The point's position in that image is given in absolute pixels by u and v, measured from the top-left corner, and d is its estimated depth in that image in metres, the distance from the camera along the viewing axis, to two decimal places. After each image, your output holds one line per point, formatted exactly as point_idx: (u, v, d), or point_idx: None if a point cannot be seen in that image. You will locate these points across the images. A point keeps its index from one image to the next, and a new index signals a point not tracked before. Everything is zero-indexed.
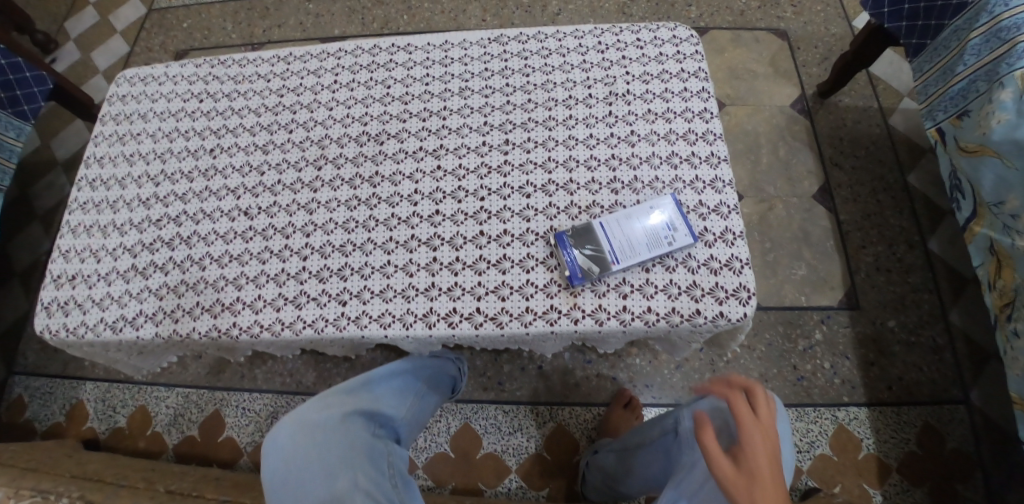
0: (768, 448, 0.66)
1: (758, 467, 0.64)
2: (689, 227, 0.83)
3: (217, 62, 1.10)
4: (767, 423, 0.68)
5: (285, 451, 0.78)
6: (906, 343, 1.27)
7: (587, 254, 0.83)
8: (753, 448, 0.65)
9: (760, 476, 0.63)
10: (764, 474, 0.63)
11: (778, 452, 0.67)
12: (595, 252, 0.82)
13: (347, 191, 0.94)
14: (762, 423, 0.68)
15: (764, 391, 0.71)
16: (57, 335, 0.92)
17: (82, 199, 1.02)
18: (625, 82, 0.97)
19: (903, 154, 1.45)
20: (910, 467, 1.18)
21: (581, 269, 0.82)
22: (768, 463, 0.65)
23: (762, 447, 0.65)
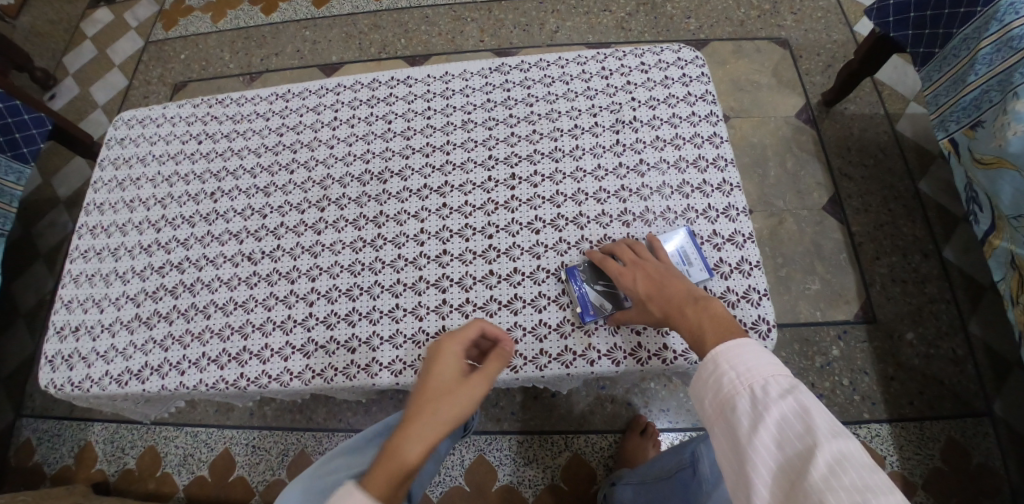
0: (653, 274, 0.77)
1: (663, 292, 0.74)
2: (704, 261, 0.82)
3: (215, 101, 1.08)
4: (646, 255, 0.80)
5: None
6: (926, 355, 1.25)
7: (599, 290, 0.83)
8: (643, 286, 0.76)
9: (661, 300, 0.74)
10: (666, 292, 0.74)
11: (671, 269, 0.78)
12: (607, 288, 0.82)
13: (352, 233, 0.94)
14: (641, 258, 0.80)
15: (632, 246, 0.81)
16: (61, 389, 0.91)
17: (83, 247, 1.00)
18: (631, 109, 0.96)
19: (913, 161, 1.42)
20: (936, 484, 1.15)
21: (593, 305, 0.82)
22: (658, 282, 0.76)
23: (648, 277, 0.77)
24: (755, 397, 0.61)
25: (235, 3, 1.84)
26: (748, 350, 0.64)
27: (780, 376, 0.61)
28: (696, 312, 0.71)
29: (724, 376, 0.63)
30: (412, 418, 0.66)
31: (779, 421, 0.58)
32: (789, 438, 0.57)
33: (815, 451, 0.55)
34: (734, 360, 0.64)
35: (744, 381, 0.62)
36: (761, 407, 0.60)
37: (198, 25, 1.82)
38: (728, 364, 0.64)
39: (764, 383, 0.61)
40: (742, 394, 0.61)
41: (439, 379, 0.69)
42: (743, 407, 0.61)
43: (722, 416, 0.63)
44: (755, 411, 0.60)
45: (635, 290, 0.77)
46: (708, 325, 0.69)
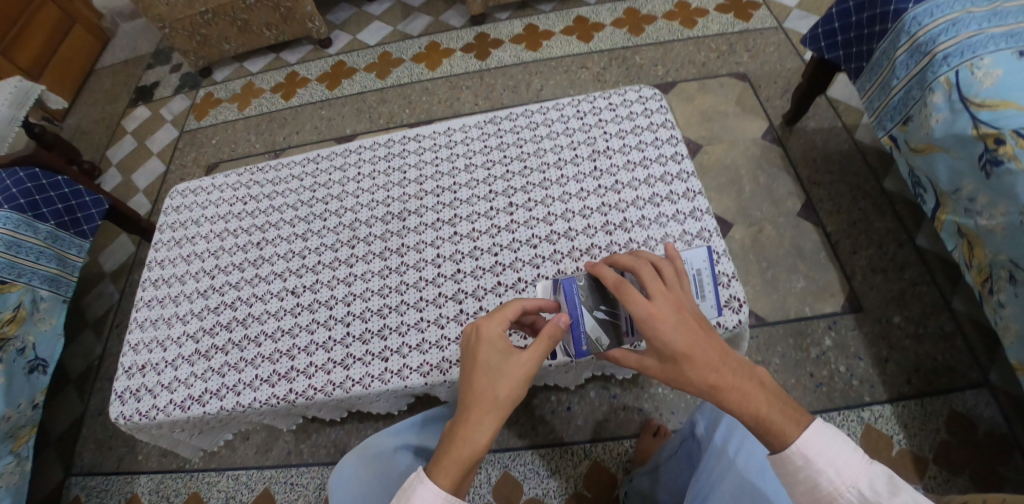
0: (694, 332, 0.71)
1: (710, 359, 0.70)
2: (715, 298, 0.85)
3: (255, 169, 1.27)
4: (676, 298, 0.74)
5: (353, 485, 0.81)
6: (915, 336, 1.32)
7: (599, 318, 0.82)
8: (687, 344, 0.70)
9: (707, 366, 0.70)
10: (712, 358, 0.70)
11: (704, 321, 0.73)
12: (607, 316, 0.82)
13: (379, 263, 1.08)
14: (675, 301, 0.73)
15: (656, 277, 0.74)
16: (130, 419, 1.02)
17: (146, 298, 1.15)
18: (605, 140, 1.12)
19: (874, 165, 1.56)
20: (946, 457, 1.20)
21: (589, 335, 0.81)
22: (701, 343, 0.70)
23: (691, 336, 0.70)
24: (857, 494, 0.66)
25: (258, 93, 2.10)
26: (839, 441, 0.67)
27: (874, 468, 0.66)
28: (748, 389, 0.69)
29: (816, 475, 0.67)
30: (471, 398, 0.72)
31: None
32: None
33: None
34: (822, 457, 0.67)
35: (842, 478, 0.66)
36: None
37: (227, 114, 2.07)
38: (819, 458, 0.67)
39: (864, 478, 0.66)
40: (846, 494, 0.66)
41: (486, 359, 0.74)
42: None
43: None
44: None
45: (677, 352, 0.70)
46: (766, 405, 0.69)
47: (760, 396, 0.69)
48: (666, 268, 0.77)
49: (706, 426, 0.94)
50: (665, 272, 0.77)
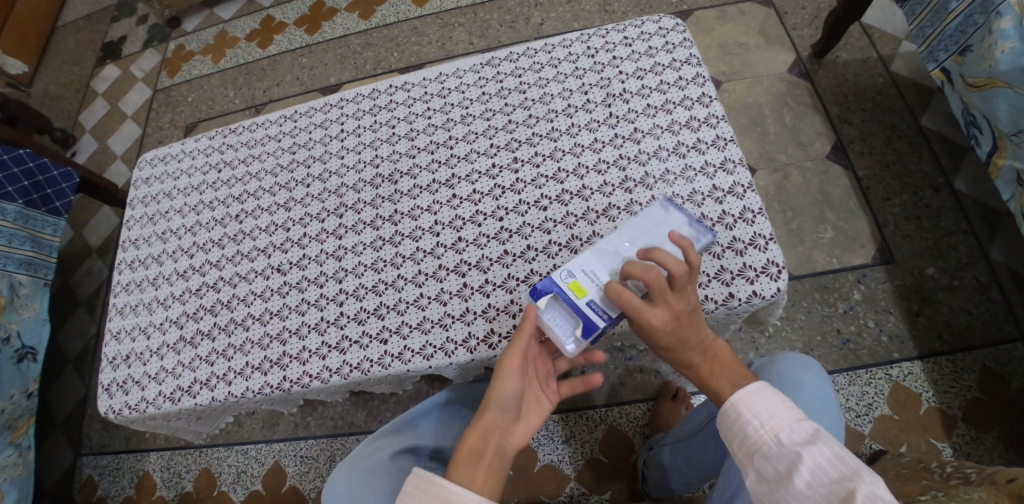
0: (681, 326, 0.71)
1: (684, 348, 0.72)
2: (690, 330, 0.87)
3: (228, 131, 1.14)
4: (679, 297, 0.71)
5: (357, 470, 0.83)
6: (948, 288, 1.24)
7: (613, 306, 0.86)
8: (668, 337, 0.71)
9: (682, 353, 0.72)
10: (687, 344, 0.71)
11: (696, 313, 0.72)
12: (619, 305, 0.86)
13: (370, 233, 0.98)
14: (675, 301, 0.71)
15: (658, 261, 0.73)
16: (121, 413, 0.96)
17: (124, 282, 1.06)
18: (620, 82, 0.99)
19: (911, 99, 1.42)
20: (977, 414, 1.14)
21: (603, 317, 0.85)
22: (682, 335, 0.71)
23: (674, 331, 0.71)
24: (781, 443, 0.62)
25: (231, 42, 1.91)
26: (771, 397, 0.65)
27: (802, 422, 0.63)
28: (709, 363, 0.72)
29: (746, 425, 0.65)
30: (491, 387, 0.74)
31: (812, 468, 0.59)
32: (828, 484, 0.57)
33: (854, 494, 0.55)
34: (755, 410, 0.65)
35: (767, 429, 0.63)
36: (790, 457, 0.61)
37: (201, 67, 1.89)
38: (749, 412, 0.65)
39: (788, 429, 0.62)
40: (768, 443, 0.63)
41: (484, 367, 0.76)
42: (770, 457, 0.62)
43: (753, 464, 0.64)
44: (785, 460, 0.61)
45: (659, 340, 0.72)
46: (722, 380, 0.71)
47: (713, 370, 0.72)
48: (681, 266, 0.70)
49: None
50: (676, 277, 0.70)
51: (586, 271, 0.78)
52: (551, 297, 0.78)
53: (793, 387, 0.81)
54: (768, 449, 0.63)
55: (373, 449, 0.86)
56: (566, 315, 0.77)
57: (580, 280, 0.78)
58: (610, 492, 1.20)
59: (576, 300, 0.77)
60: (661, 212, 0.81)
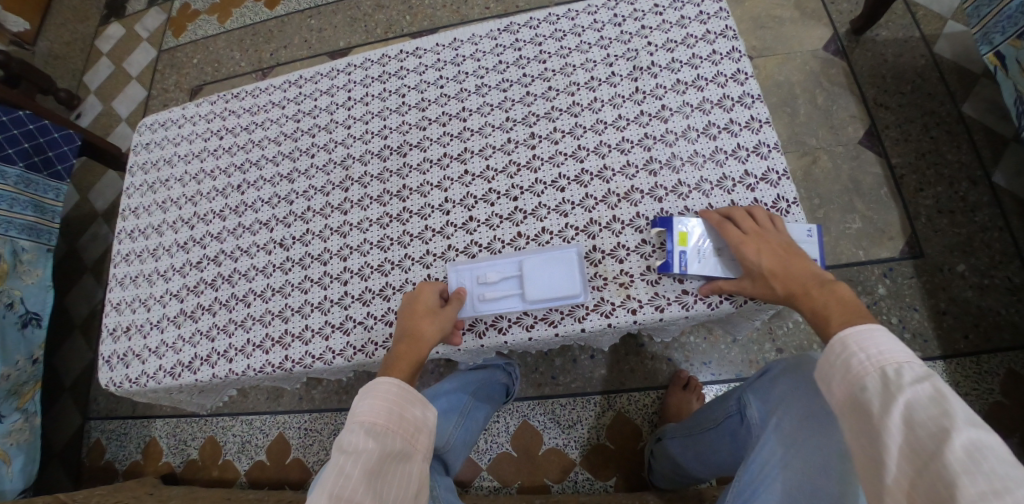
0: (780, 254, 0.72)
1: (788, 278, 0.70)
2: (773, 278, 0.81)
3: (231, 96, 1.09)
4: (771, 231, 0.75)
5: None
6: (978, 287, 1.18)
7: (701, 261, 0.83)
8: (770, 264, 0.72)
9: (790, 280, 0.70)
10: (793, 274, 0.71)
11: (799, 248, 0.73)
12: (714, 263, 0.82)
13: (377, 209, 0.93)
14: (765, 232, 0.74)
15: (744, 208, 0.77)
16: (121, 386, 0.95)
17: (124, 252, 1.04)
18: (649, 54, 0.92)
19: (953, 83, 1.34)
20: (997, 419, 1.11)
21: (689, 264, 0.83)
22: (785, 263, 0.72)
23: (775, 256, 0.72)
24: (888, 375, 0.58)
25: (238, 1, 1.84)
26: (882, 334, 0.60)
27: (913, 362, 0.58)
28: (822, 292, 0.68)
29: (848, 357, 0.61)
30: (412, 336, 0.77)
31: (911, 404, 0.55)
32: (926, 423, 0.54)
33: (951, 437, 0.52)
34: (861, 343, 0.60)
35: (871, 362, 0.59)
36: (892, 388, 0.57)
37: (207, 27, 1.82)
38: (856, 345, 0.60)
39: (900, 366, 0.58)
40: (871, 374, 0.59)
41: (415, 315, 0.78)
42: (868, 390, 0.58)
43: (849, 398, 0.60)
44: (882, 393, 0.57)
45: (759, 267, 0.72)
46: (835, 310, 0.65)
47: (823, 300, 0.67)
48: (767, 214, 0.77)
49: (761, 411, 0.79)
50: (764, 218, 0.76)
51: (500, 269, 0.81)
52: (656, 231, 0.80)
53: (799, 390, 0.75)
54: (868, 381, 0.59)
55: None
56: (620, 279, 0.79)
57: (489, 275, 0.81)
58: (615, 479, 1.16)
59: (675, 244, 0.78)
60: (801, 234, 0.77)
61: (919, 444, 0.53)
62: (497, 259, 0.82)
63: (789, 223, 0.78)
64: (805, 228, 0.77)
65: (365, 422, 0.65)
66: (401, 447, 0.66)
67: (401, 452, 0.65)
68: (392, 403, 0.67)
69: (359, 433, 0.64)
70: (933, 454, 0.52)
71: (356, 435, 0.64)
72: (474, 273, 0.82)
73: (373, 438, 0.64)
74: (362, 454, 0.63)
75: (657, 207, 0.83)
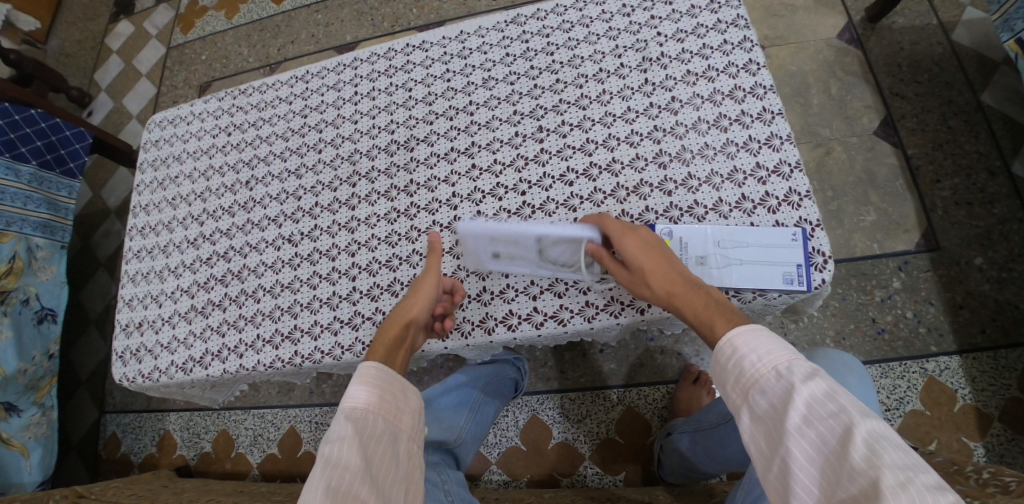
0: (658, 251, 0.71)
1: (660, 279, 0.69)
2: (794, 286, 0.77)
3: (239, 92, 1.09)
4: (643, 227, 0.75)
5: None
6: (996, 280, 1.16)
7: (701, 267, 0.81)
8: (650, 261, 0.70)
9: (667, 279, 0.69)
10: (670, 271, 0.70)
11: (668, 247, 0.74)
12: None
13: (385, 204, 0.93)
14: (641, 229, 0.74)
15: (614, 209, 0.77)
16: (134, 381, 0.96)
17: (135, 248, 1.05)
18: (658, 45, 0.90)
19: (972, 72, 1.30)
20: (1014, 415, 1.08)
21: None
22: (663, 259, 0.71)
23: (654, 253, 0.71)
24: (778, 376, 0.56)
25: None
26: (765, 334, 0.59)
27: (799, 358, 0.57)
28: (699, 292, 0.67)
29: (742, 359, 0.59)
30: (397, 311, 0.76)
31: (807, 402, 0.53)
32: (824, 419, 0.52)
33: (850, 431, 0.51)
34: (750, 344, 0.59)
35: (764, 362, 0.58)
36: (786, 389, 0.55)
37: (215, 24, 1.83)
38: (745, 347, 0.59)
39: (789, 362, 0.57)
40: (766, 377, 0.57)
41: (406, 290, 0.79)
42: (767, 391, 0.56)
43: (749, 403, 0.58)
44: (779, 393, 0.55)
45: (638, 266, 0.70)
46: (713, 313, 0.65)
47: (702, 301, 0.67)
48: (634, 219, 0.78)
49: None
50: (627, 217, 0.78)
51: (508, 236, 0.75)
52: None
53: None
54: (765, 383, 0.57)
55: None
56: None
57: (496, 240, 0.76)
58: (624, 473, 1.16)
59: None
60: (788, 240, 0.76)
61: (824, 442, 0.52)
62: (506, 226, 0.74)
63: (776, 227, 0.77)
64: (792, 232, 0.76)
65: (345, 408, 0.64)
66: (384, 429, 0.63)
67: (385, 434, 0.63)
68: (376, 386, 0.65)
69: (339, 420, 0.62)
70: (838, 453, 0.50)
71: (341, 423, 0.62)
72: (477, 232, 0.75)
73: (352, 423, 0.62)
74: (348, 441, 0.60)
75: (666, 201, 0.82)
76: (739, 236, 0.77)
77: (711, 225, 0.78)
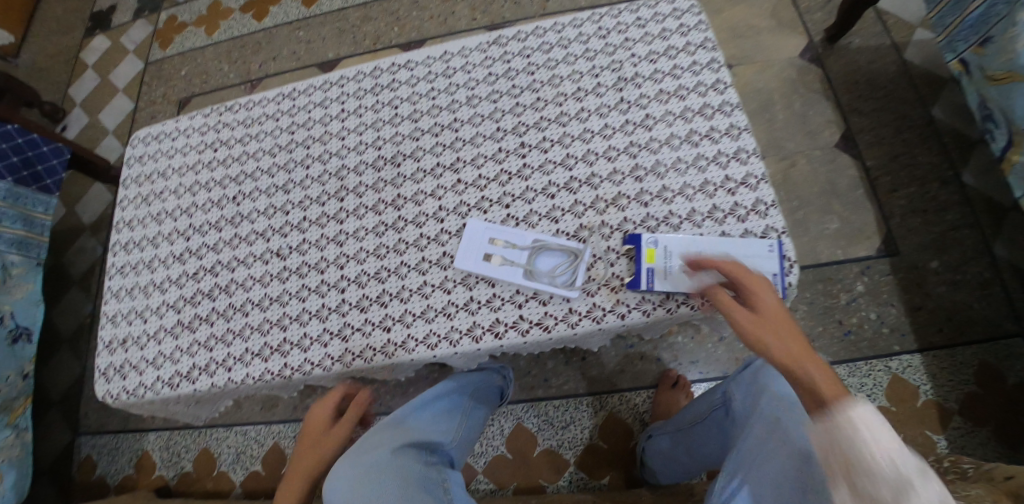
0: (779, 307, 0.73)
1: (761, 303, 0.73)
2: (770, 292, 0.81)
3: (225, 109, 1.10)
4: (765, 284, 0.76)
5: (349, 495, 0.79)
6: (951, 283, 1.23)
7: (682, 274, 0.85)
8: (768, 310, 0.72)
9: (777, 331, 0.70)
10: (782, 325, 0.71)
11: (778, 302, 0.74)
12: None
13: (372, 218, 0.95)
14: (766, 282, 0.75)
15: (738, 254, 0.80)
16: (119, 398, 0.95)
17: (119, 264, 1.04)
18: (633, 65, 0.95)
19: (923, 90, 1.40)
20: (973, 409, 1.14)
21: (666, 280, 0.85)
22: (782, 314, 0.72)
23: (775, 306, 0.73)
24: (890, 463, 0.56)
25: (225, 14, 1.85)
26: (880, 419, 0.59)
27: (906, 451, 0.57)
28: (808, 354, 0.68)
29: (857, 435, 0.58)
30: (301, 461, 0.88)
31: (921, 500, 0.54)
32: None
33: None
34: (867, 427, 0.59)
35: (878, 445, 0.57)
36: (900, 481, 0.55)
37: (194, 40, 1.83)
38: (860, 424, 0.59)
39: (899, 456, 0.57)
40: (879, 461, 0.57)
41: (309, 427, 0.90)
42: (876, 476, 0.56)
43: (849, 481, 0.57)
44: (891, 480, 0.55)
45: (748, 292, 0.74)
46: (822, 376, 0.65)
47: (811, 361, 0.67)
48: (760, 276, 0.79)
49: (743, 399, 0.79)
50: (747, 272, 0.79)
51: (511, 239, 0.86)
52: (627, 248, 0.84)
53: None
54: (874, 465, 0.57)
55: (373, 445, 0.84)
56: (624, 269, 0.83)
57: (500, 240, 0.86)
58: (608, 477, 1.18)
59: (642, 261, 0.81)
60: (764, 252, 0.80)
61: None
62: (515, 228, 0.87)
63: (752, 239, 0.81)
64: (766, 244, 0.80)
65: None
66: None
67: None
68: None
69: None
70: None
71: None
72: (487, 230, 0.88)
73: None
74: None
75: (643, 212, 0.86)
76: (717, 247, 0.81)
77: (692, 236, 0.82)
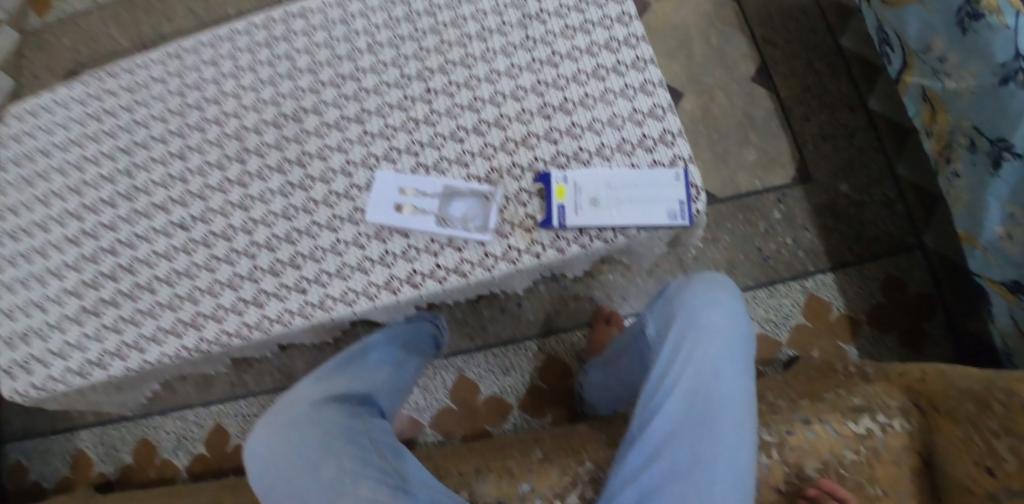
0: None
1: None
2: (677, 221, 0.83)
3: (106, 74, 1.01)
4: None
5: (268, 453, 0.79)
6: (859, 204, 1.30)
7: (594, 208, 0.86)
8: None
9: None
10: None
11: None
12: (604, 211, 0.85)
13: (278, 178, 0.90)
14: None
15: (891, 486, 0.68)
16: (26, 394, 0.89)
17: (7, 255, 0.96)
18: (536, 2, 0.93)
19: (829, 20, 1.43)
20: (879, 317, 1.23)
21: None
22: None
23: None
24: None
25: None
26: None
27: None
28: None
29: None
30: None
31: None
32: None
33: None
34: None
35: None
36: None
37: (75, 3, 1.66)
38: None
39: None
40: None
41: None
42: None
43: None
44: None
45: None
46: None
47: None
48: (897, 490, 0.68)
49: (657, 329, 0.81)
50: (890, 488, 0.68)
51: (422, 187, 0.85)
52: (538, 187, 0.83)
53: (704, 304, 0.76)
54: None
55: (293, 401, 0.84)
56: (538, 207, 0.82)
57: (411, 189, 0.85)
58: (551, 415, 1.22)
59: (552, 199, 0.81)
60: (670, 180, 0.81)
61: None
62: (425, 176, 0.86)
63: (659, 169, 0.82)
64: (674, 174, 0.82)
65: None
66: None
67: None
68: None
69: None
70: None
71: None
72: (397, 180, 0.86)
73: None
74: None
75: (553, 150, 0.85)
76: (625, 179, 0.82)
77: (602, 170, 0.82)
